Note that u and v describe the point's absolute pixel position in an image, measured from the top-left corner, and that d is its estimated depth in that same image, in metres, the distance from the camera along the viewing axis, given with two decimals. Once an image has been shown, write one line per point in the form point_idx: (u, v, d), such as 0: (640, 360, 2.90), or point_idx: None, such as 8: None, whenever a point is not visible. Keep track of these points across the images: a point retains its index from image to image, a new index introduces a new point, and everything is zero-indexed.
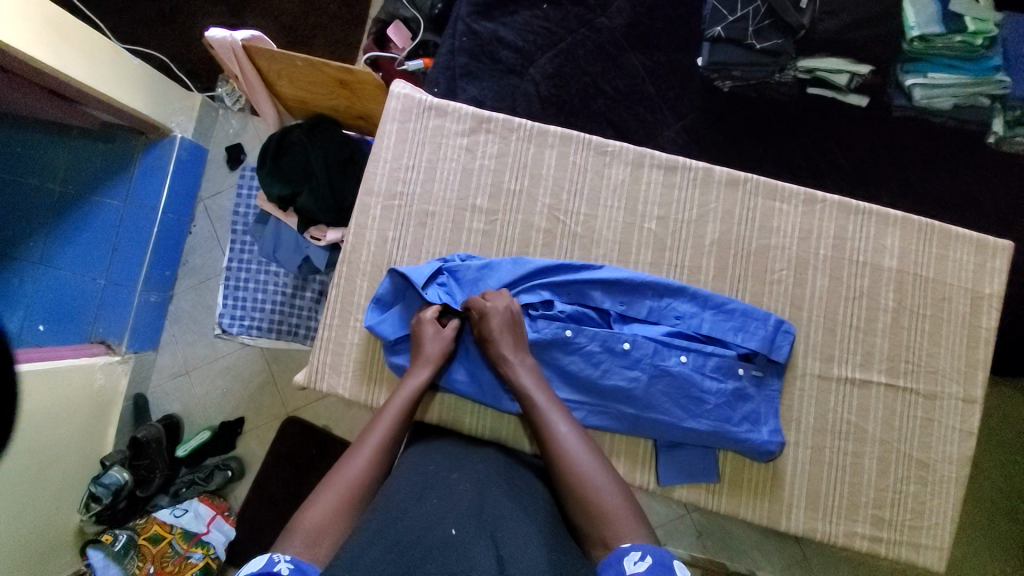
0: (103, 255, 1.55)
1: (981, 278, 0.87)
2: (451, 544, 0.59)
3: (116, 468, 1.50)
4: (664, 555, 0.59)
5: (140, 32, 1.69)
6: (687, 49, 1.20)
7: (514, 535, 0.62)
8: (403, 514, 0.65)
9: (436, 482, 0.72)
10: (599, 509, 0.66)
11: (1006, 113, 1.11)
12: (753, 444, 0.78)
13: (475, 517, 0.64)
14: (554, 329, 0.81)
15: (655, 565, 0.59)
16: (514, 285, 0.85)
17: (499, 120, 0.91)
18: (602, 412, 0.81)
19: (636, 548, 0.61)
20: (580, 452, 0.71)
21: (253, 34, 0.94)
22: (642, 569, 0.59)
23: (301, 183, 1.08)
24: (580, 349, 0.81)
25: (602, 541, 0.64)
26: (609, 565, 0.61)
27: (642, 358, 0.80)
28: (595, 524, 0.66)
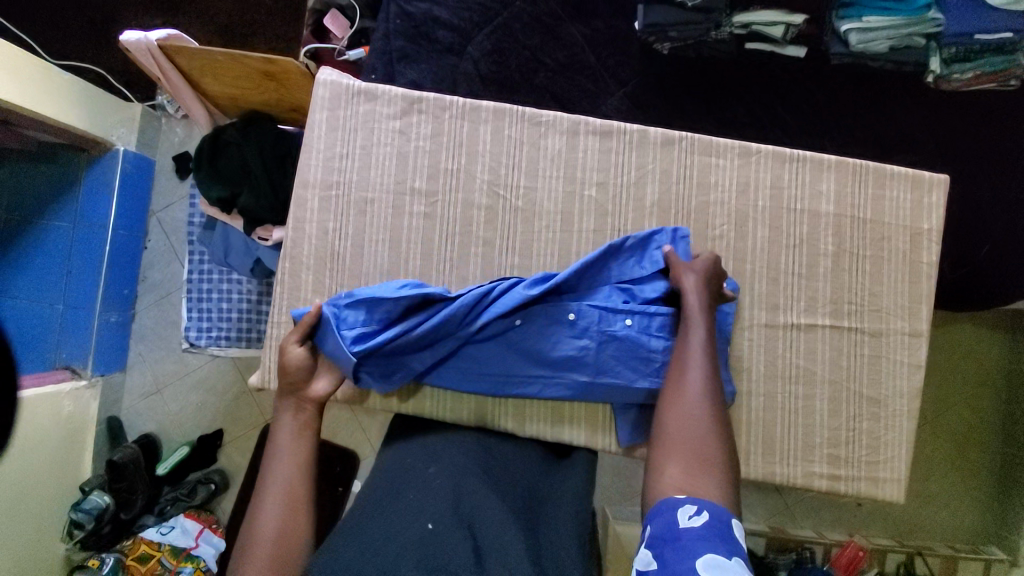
0: (57, 279, 1.52)
1: (918, 214, 0.88)
2: (428, 541, 0.62)
3: (95, 493, 1.47)
4: (720, 512, 0.59)
5: (67, 44, 1.61)
6: (623, 14, 1.19)
7: (492, 532, 0.64)
8: (383, 516, 0.67)
9: (414, 480, 0.73)
10: (695, 452, 0.67)
11: (942, 50, 1.12)
12: None
13: (453, 512, 0.66)
14: (503, 323, 0.82)
15: (712, 522, 0.58)
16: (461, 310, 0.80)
17: (430, 99, 0.89)
18: (557, 383, 0.82)
19: (692, 503, 0.61)
20: (698, 397, 0.71)
21: (169, 33, 0.91)
22: (696, 523, 0.58)
23: (240, 182, 1.06)
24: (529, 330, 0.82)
25: (671, 480, 0.65)
26: (661, 511, 0.61)
27: (588, 326, 0.81)
28: (668, 456, 0.67)
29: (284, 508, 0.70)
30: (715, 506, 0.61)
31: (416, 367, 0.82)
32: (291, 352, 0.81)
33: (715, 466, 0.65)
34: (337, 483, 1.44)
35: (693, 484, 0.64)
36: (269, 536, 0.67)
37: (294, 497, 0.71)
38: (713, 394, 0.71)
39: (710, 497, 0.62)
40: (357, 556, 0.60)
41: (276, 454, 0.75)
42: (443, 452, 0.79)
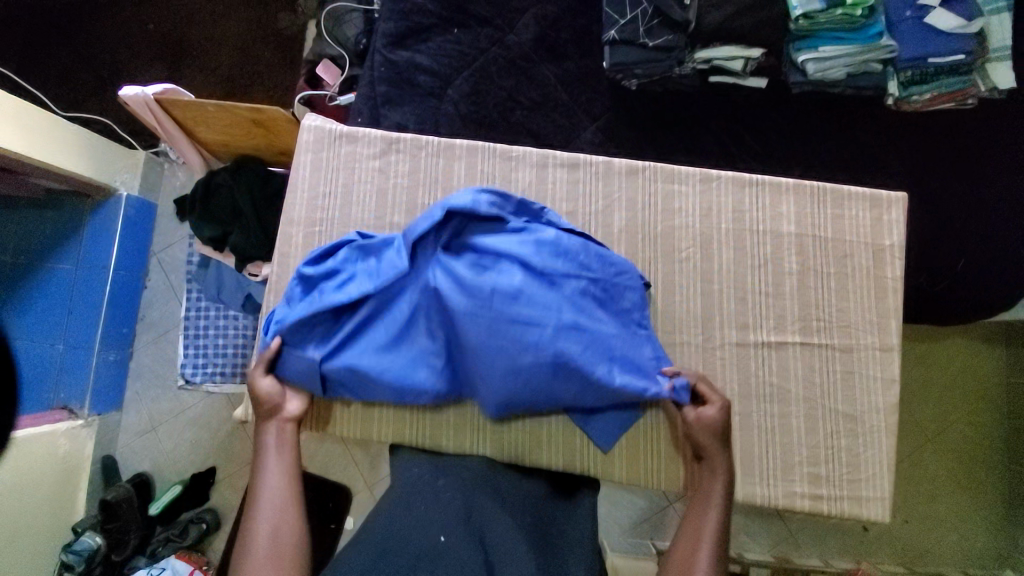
0: (59, 320, 1.56)
1: (879, 231, 0.90)
2: (440, 553, 0.66)
3: (87, 533, 1.47)
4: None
5: (78, 98, 1.71)
6: (593, 55, 1.26)
7: (500, 541, 0.68)
8: (394, 522, 0.70)
9: (423, 487, 0.76)
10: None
11: (898, 74, 1.18)
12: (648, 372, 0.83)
13: (465, 525, 0.70)
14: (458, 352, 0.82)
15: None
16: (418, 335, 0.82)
17: (407, 140, 0.95)
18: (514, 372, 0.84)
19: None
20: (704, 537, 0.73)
21: (165, 88, 0.98)
22: None
23: (231, 222, 1.11)
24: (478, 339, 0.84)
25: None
26: None
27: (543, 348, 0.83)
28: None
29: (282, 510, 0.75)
30: None
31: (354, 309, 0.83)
32: (259, 385, 0.83)
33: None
34: None
35: None
36: (266, 538, 0.72)
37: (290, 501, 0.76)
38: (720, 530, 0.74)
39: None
40: (373, 564, 0.64)
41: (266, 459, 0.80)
42: (441, 468, 0.81)
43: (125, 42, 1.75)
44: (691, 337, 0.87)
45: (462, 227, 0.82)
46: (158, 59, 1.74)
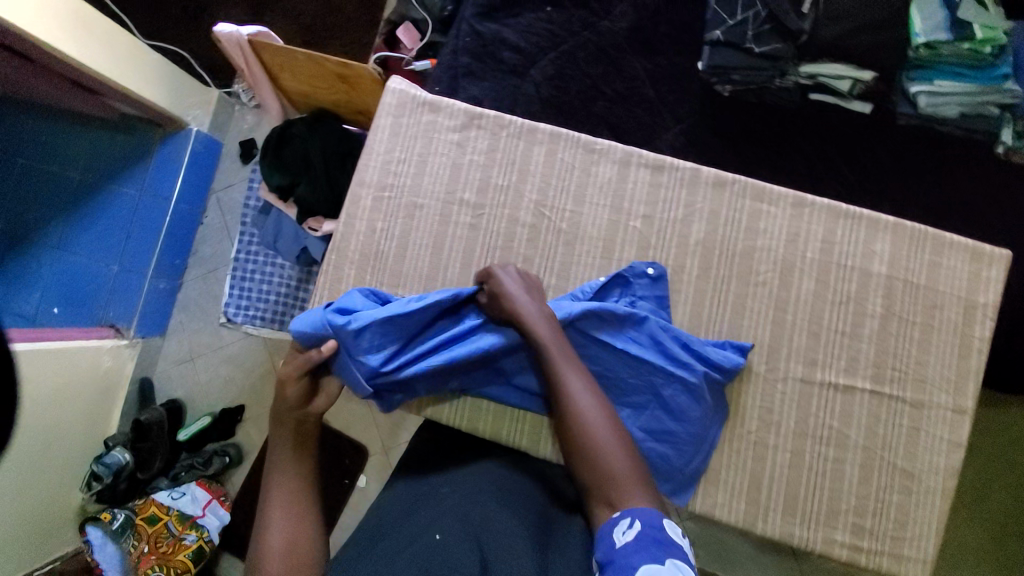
0: (118, 242, 1.63)
1: (975, 286, 0.83)
2: (437, 548, 0.65)
3: (118, 449, 1.56)
4: (651, 518, 0.61)
5: (165, 29, 1.75)
6: (688, 53, 1.20)
7: (495, 534, 0.68)
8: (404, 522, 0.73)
9: (428, 497, 0.78)
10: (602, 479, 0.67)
11: (1015, 122, 1.08)
12: (715, 366, 0.79)
13: (462, 525, 0.69)
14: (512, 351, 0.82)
15: (642, 533, 0.60)
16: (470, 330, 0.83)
17: (491, 116, 0.92)
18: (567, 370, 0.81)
19: (625, 516, 0.63)
20: (595, 412, 0.71)
21: (258, 30, 0.98)
22: (630, 537, 0.60)
23: (300, 173, 1.11)
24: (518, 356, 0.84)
25: (606, 501, 0.66)
26: (603, 535, 0.63)
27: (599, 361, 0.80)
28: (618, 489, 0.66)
29: (289, 516, 0.70)
30: (646, 510, 0.63)
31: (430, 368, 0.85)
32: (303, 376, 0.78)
33: (637, 477, 0.67)
34: (344, 474, 1.47)
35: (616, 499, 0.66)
36: (277, 548, 0.67)
37: (296, 509, 0.71)
38: (597, 399, 0.73)
39: (637, 506, 0.64)
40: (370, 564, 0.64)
41: (278, 456, 0.76)
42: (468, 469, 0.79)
43: None
44: (757, 363, 0.83)
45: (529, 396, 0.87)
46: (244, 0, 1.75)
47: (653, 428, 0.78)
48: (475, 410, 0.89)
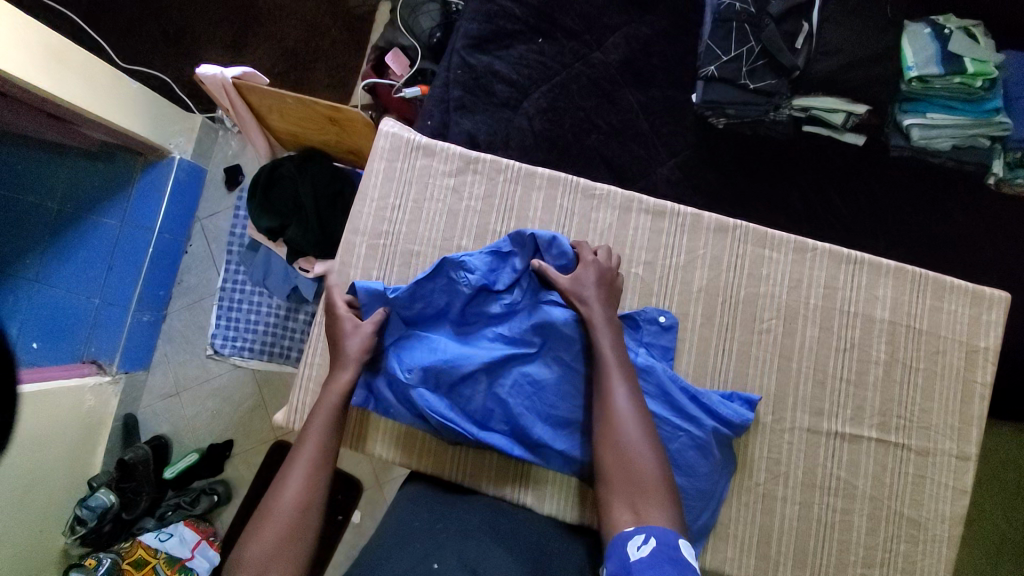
0: (97, 275, 1.56)
1: (976, 330, 0.84)
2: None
3: (102, 490, 1.48)
4: (669, 536, 0.60)
5: (143, 53, 1.69)
6: (682, 86, 1.19)
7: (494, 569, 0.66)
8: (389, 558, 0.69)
9: (421, 531, 0.74)
10: (633, 488, 0.67)
11: (1007, 153, 1.10)
12: (724, 419, 0.78)
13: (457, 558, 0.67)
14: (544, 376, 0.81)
15: (658, 550, 0.59)
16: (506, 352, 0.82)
17: (487, 161, 0.91)
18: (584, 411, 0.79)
19: (639, 532, 0.62)
20: (633, 421, 0.71)
21: (243, 72, 0.95)
22: (645, 553, 0.59)
23: (290, 215, 1.08)
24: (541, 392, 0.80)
25: (630, 509, 0.66)
26: (614, 548, 0.62)
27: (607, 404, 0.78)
28: (639, 500, 0.66)
29: (307, 478, 0.74)
30: (662, 529, 0.62)
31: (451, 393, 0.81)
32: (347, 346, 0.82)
33: (661, 494, 0.67)
34: (338, 509, 1.43)
35: (642, 510, 0.65)
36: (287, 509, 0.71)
37: (318, 476, 0.75)
38: (638, 407, 0.73)
39: (656, 523, 0.64)
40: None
41: (318, 412, 0.79)
42: (468, 523, 0.76)
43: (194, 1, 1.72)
44: (767, 415, 0.82)
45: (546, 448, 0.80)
46: (226, 24, 1.70)
47: None
48: (483, 461, 0.87)
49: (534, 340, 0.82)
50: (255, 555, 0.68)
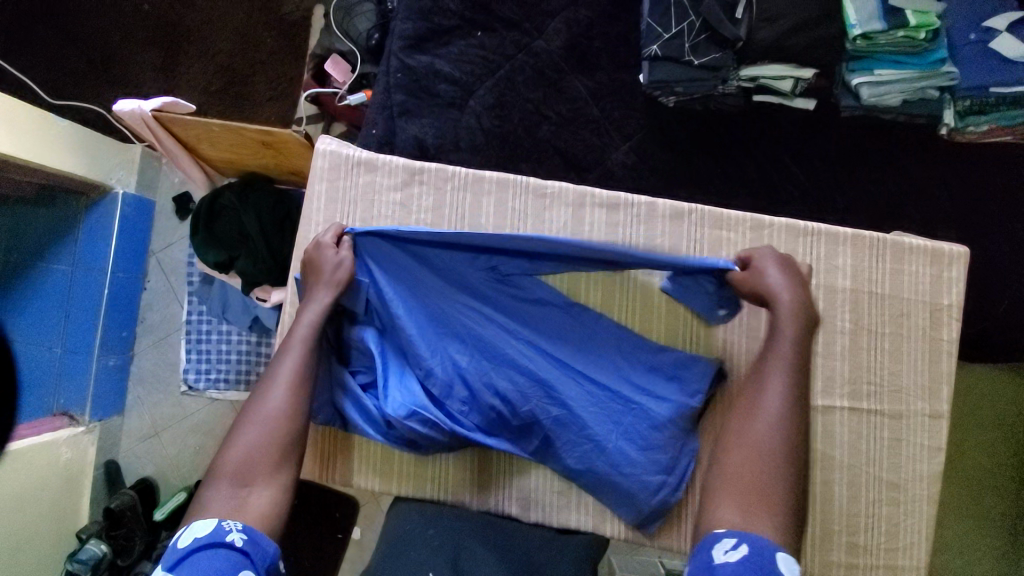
0: (57, 323, 1.50)
1: (938, 289, 0.84)
2: None
3: (91, 541, 1.44)
4: (766, 549, 0.59)
5: (69, 85, 1.59)
6: (629, 67, 1.16)
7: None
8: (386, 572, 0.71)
9: (416, 540, 0.76)
10: (753, 489, 0.64)
11: (955, 103, 1.08)
12: (688, 392, 0.79)
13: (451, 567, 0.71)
14: (512, 359, 0.81)
15: (748, 559, 0.58)
16: (485, 335, 0.82)
17: (432, 170, 0.87)
18: (551, 398, 0.79)
19: (731, 536, 0.60)
20: (777, 425, 0.68)
21: (163, 102, 0.89)
22: (733, 559, 0.58)
23: (238, 246, 1.03)
24: (511, 374, 0.81)
25: (738, 506, 0.63)
26: (701, 546, 0.61)
27: (571, 390, 0.80)
28: (738, 497, 0.64)
29: (290, 389, 0.75)
30: (758, 537, 0.60)
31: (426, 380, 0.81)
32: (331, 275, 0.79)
33: (781, 508, 0.63)
34: (337, 529, 1.42)
35: (752, 515, 0.62)
36: (273, 412, 0.73)
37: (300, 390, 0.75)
38: (789, 416, 0.69)
39: (759, 533, 0.61)
40: None
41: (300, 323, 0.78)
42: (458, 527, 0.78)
43: (117, 24, 1.62)
44: (735, 393, 0.84)
45: (508, 427, 0.81)
46: (154, 45, 1.61)
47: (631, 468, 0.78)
48: (466, 463, 0.85)
49: (511, 321, 0.83)
50: (239, 453, 0.70)
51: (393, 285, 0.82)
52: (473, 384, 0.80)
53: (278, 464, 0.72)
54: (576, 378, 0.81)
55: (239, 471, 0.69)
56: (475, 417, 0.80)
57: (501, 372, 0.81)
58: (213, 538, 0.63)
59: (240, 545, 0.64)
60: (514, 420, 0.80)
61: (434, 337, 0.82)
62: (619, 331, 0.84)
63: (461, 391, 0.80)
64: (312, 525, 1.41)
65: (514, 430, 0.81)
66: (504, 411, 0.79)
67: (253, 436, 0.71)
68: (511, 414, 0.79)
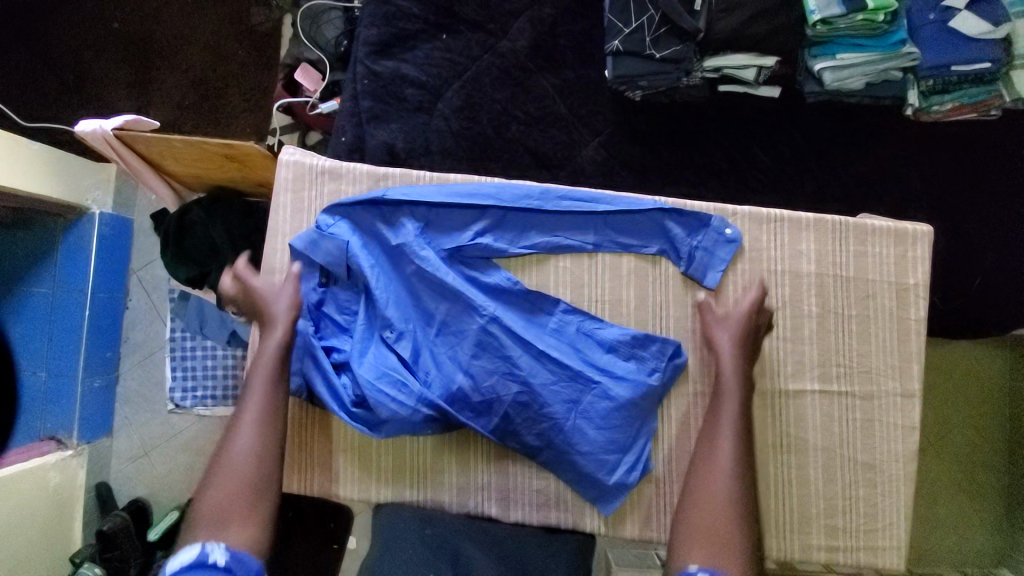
0: (41, 346, 1.52)
1: (903, 268, 0.85)
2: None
3: (85, 566, 1.41)
4: None
5: (41, 107, 1.58)
6: (595, 63, 1.16)
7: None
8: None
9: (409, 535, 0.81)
10: (720, 528, 0.67)
11: (920, 82, 1.09)
12: (649, 375, 0.81)
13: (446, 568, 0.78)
14: (477, 333, 0.82)
15: None
16: (452, 304, 0.83)
17: (396, 176, 0.87)
18: (511, 377, 0.80)
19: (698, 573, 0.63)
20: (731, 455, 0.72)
21: (125, 120, 0.89)
22: None
23: (209, 261, 1.03)
24: (477, 344, 0.82)
25: (705, 543, 0.66)
26: None
27: (533, 367, 0.81)
28: (698, 530, 0.68)
29: (257, 433, 0.74)
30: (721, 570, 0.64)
31: (395, 351, 0.82)
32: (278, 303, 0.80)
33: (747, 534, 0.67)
34: (332, 540, 1.42)
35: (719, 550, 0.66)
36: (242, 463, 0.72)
37: (268, 435, 0.75)
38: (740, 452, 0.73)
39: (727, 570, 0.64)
40: None
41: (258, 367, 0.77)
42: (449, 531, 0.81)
43: (87, 44, 1.61)
44: (704, 386, 0.83)
45: (469, 402, 0.80)
46: (125, 63, 1.61)
47: (594, 444, 0.79)
48: (446, 466, 0.85)
49: (479, 295, 0.83)
50: (212, 511, 0.69)
51: (366, 249, 0.84)
52: (437, 356, 0.82)
53: (253, 503, 0.71)
54: (541, 352, 0.81)
55: (214, 523, 0.68)
56: (439, 387, 0.80)
57: (466, 345, 0.82)
58: (196, 562, 0.64)
59: (223, 564, 0.64)
60: (475, 394, 0.80)
61: (404, 304, 0.84)
62: (584, 313, 0.84)
63: (430, 356, 0.83)
64: (307, 538, 1.41)
65: (477, 408, 0.80)
66: (467, 383, 0.80)
67: (224, 486, 0.70)
68: (473, 390, 0.80)
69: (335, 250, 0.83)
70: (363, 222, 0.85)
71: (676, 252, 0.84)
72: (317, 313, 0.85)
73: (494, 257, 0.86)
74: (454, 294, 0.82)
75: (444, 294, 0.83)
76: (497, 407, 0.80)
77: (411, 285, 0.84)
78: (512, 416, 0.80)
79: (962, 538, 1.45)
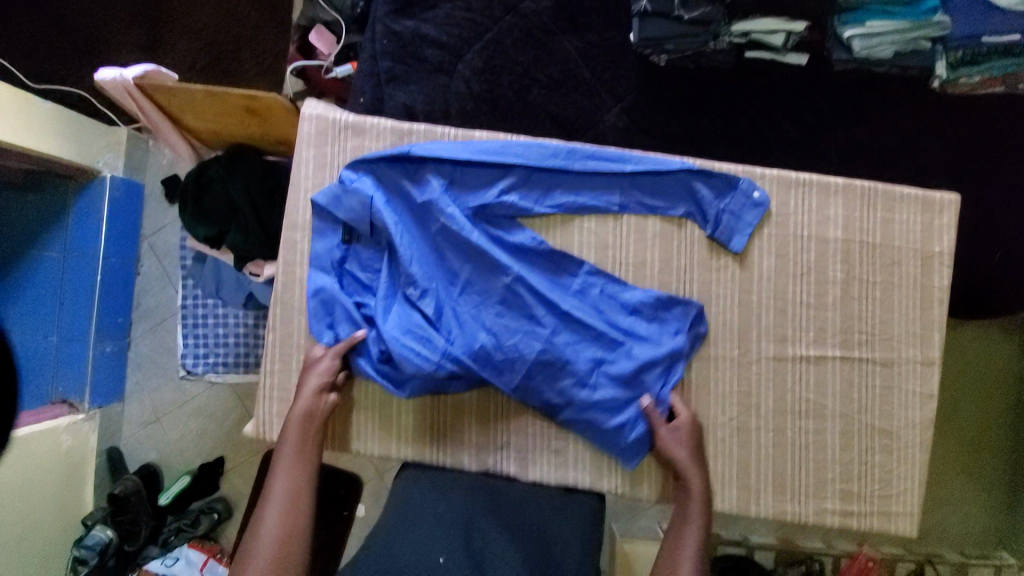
0: (51, 310, 1.51)
1: (929, 236, 0.84)
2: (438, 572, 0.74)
3: (97, 528, 1.47)
4: None
5: (50, 68, 1.55)
6: (619, 26, 1.14)
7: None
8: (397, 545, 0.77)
9: (423, 513, 0.81)
10: None
11: (949, 53, 1.07)
12: (671, 335, 0.82)
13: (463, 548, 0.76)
14: (501, 290, 0.82)
15: None
16: (476, 262, 0.83)
17: (421, 132, 0.85)
18: (536, 334, 0.80)
19: None
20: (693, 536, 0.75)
21: (145, 69, 0.89)
22: None
23: (227, 220, 1.02)
24: (502, 302, 0.82)
25: None
26: None
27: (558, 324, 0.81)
28: None
29: (284, 508, 0.75)
30: None
31: (419, 308, 0.81)
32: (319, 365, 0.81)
33: None
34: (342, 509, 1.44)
35: None
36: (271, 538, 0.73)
37: (295, 509, 0.76)
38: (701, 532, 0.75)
39: None
40: None
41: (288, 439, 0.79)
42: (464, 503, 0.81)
43: (96, 3, 1.58)
44: (726, 350, 0.83)
45: (494, 358, 0.79)
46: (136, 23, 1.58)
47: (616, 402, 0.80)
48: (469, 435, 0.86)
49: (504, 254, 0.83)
50: None
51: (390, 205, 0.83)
52: (462, 314, 0.82)
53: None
54: (566, 311, 0.81)
55: None
56: (463, 344, 0.79)
57: (491, 303, 0.82)
58: None
59: None
60: (500, 350, 0.79)
61: (428, 263, 0.82)
62: (608, 274, 0.83)
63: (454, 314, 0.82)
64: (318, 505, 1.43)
65: (503, 365, 0.79)
66: (492, 340, 0.79)
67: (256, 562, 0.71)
68: (498, 346, 0.79)
69: (358, 206, 0.82)
70: (387, 179, 0.84)
71: (703, 215, 0.83)
72: (339, 269, 0.84)
73: (519, 217, 0.85)
74: (479, 251, 0.82)
75: (469, 252, 0.82)
76: (521, 363, 0.79)
77: (436, 241, 0.83)
78: (536, 372, 0.79)
79: (964, 517, 1.47)
